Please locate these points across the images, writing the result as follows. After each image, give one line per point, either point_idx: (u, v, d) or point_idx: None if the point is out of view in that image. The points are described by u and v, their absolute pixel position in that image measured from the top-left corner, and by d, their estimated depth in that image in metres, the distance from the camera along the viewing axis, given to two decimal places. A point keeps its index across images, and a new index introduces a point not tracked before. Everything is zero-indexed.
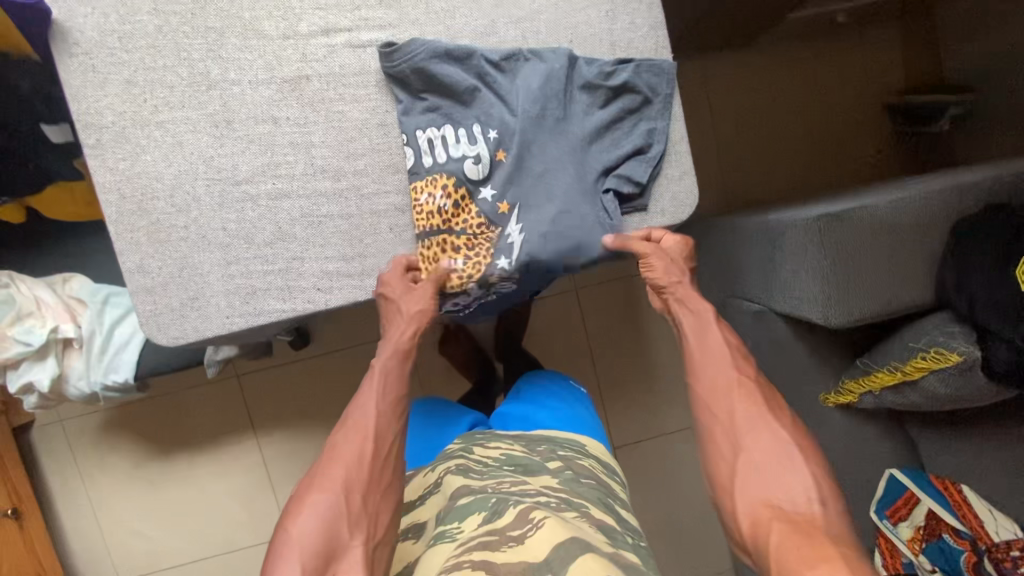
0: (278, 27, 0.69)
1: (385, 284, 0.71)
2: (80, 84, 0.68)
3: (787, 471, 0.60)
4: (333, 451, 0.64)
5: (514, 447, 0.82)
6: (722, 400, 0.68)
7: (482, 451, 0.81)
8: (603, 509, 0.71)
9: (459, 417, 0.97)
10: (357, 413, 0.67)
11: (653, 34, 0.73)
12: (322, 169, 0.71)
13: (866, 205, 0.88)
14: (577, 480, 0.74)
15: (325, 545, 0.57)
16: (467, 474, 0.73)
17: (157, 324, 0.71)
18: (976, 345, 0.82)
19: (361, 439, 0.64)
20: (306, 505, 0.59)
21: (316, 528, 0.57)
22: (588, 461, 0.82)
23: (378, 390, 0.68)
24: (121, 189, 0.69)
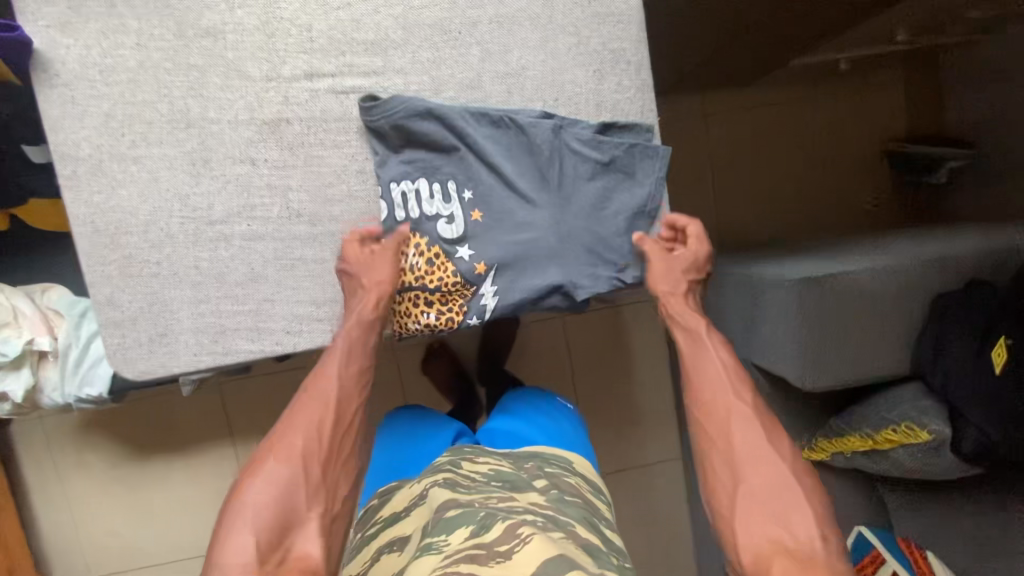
0: (261, 69, 0.69)
1: (345, 260, 0.69)
2: (59, 115, 0.67)
3: (785, 501, 0.56)
4: (291, 420, 0.62)
5: (502, 463, 0.78)
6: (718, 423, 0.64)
7: (469, 466, 0.76)
8: (588, 528, 0.66)
9: (445, 426, 0.92)
10: (317, 384, 0.65)
11: (640, 96, 0.73)
12: (298, 214, 0.71)
13: (849, 272, 0.87)
14: (565, 499, 0.71)
15: (281, 514, 0.56)
16: (456, 487, 0.68)
17: (124, 358, 0.71)
18: (949, 425, 0.81)
19: (322, 411, 0.63)
20: (261, 476, 0.58)
21: (272, 497, 0.56)
22: (574, 479, 0.78)
23: (340, 360, 0.67)
24: (94, 222, 0.69)
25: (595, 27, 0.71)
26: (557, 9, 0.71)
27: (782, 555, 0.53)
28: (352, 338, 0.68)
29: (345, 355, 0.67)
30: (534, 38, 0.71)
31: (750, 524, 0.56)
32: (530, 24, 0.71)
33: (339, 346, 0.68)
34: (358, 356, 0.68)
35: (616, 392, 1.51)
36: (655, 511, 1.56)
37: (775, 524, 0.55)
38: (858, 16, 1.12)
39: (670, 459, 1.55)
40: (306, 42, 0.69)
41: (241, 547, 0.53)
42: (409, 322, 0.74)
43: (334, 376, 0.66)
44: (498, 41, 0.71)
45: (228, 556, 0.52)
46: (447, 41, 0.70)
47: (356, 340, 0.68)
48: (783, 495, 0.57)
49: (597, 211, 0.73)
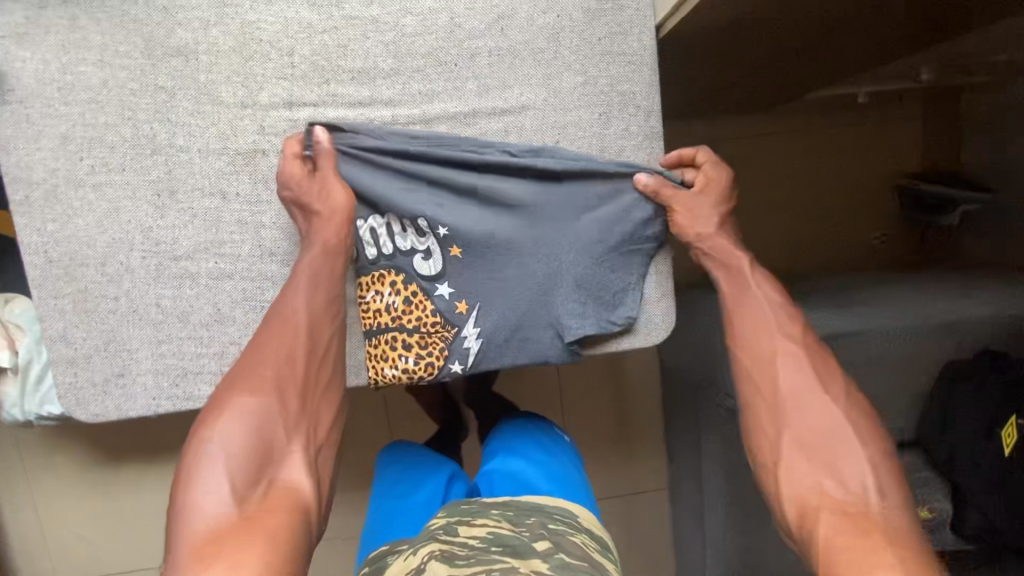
0: (236, 94, 0.63)
1: (288, 180, 0.62)
2: (12, 134, 0.61)
3: (834, 441, 0.53)
4: (257, 353, 0.57)
5: (502, 525, 0.72)
6: (765, 371, 0.61)
7: (465, 531, 0.71)
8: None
9: (436, 470, 0.91)
10: (281, 315, 0.60)
11: (648, 144, 0.68)
12: (271, 252, 0.65)
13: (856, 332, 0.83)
14: (568, 566, 0.64)
15: (258, 445, 0.51)
16: (453, 561, 0.64)
17: (77, 398, 0.66)
18: (949, 500, 0.79)
19: (292, 341, 0.58)
20: (230, 409, 0.52)
21: (246, 427, 0.51)
22: (578, 537, 0.73)
23: (309, 288, 0.62)
24: (48, 252, 0.63)
25: (603, 66, 0.66)
26: (563, 44, 0.65)
27: (829, 508, 0.49)
28: (322, 263, 0.63)
29: (315, 283, 0.62)
30: (537, 75, 0.65)
31: (796, 471, 0.53)
32: (532, 59, 0.65)
33: (306, 271, 0.62)
34: (328, 284, 0.63)
35: (606, 419, 1.47)
36: (639, 540, 1.53)
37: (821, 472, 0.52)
38: (880, 53, 1.06)
39: (657, 489, 1.51)
40: (286, 67, 0.63)
41: (217, 483, 0.47)
42: (385, 367, 0.67)
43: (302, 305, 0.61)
44: (497, 76, 0.65)
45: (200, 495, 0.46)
46: (442, 73, 0.64)
47: (324, 265, 0.63)
48: (834, 440, 0.53)
49: (592, 256, 0.68)
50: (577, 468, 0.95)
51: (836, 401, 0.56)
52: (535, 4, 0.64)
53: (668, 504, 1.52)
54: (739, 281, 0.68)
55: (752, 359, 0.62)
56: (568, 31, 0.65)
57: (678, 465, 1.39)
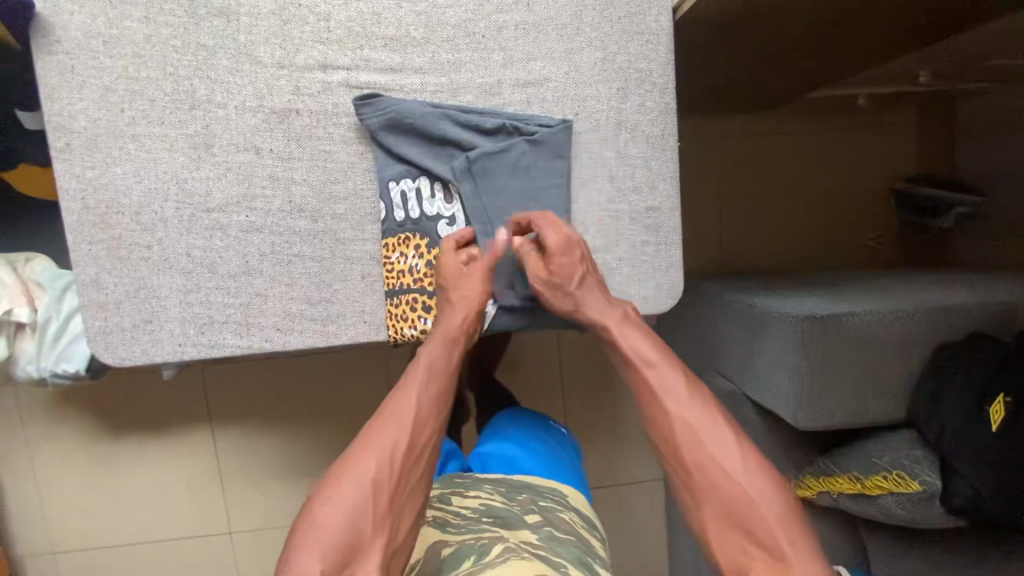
0: (274, 55, 0.66)
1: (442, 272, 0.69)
2: (57, 83, 0.64)
3: (753, 516, 0.54)
4: (366, 438, 0.59)
5: (494, 497, 0.78)
6: (691, 462, 0.57)
7: (459, 502, 0.77)
8: (581, 570, 0.64)
9: None
10: (397, 402, 0.62)
11: (662, 119, 0.71)
12: (300, 209, 0.68)
13: (854, 313, 0.86)
14: (555, 539, 0.69)
15: (348, 538, 0.52)
16: (444, 528, 0.71)
17: (105, 342, 0.68)
18: (938, 475, 0.81)
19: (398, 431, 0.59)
20: (335, 491, 0.55)
21: (343, 517, 0.53)
22: (569, 515, 0.77)
23: (422, 382, 0.63)
24: (85, 199, 0.66)
25: (622, 43, 0.69)
26: (585, 21, 0.69)
27: None
28: (437, 355, 0.66)
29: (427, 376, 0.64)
30: (559, 49, 0.69)
31: (728, 550, 0.54)
32: (556, 34, 0.69)
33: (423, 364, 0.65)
34: (439, 378, 0.64)
35: (605, 408, 1.50)
36: (634, 530, 1.55)
37: (747, 543, 0.54)
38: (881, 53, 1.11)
39: (653, 480, 1.54)
40: (323, 31, 0.66)
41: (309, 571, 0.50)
42: (404, 327, 0.71)
43: (415, 396, 0.62)
44: (522, 48, 0.68)
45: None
46: (469, 44, 0.68)
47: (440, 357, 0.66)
48: (752, 512, 0.54)
49: (610, 231, 0.72)
50: (569, 458, 0.99)
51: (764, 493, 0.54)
52: None
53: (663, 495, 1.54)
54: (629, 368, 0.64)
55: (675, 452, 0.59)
56: (591, 9, 0.68)
57: None
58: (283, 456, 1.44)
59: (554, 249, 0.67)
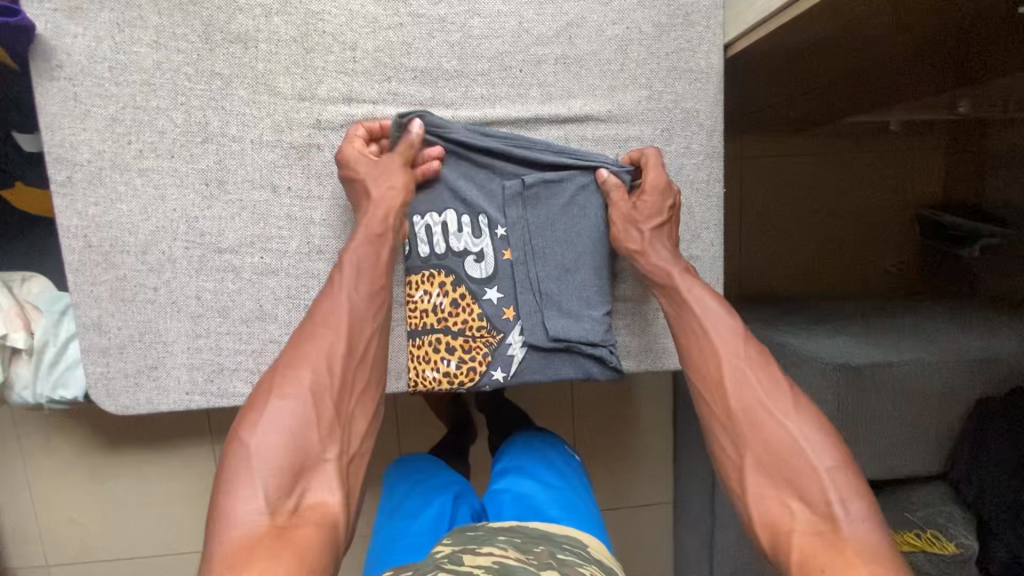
0: (295, 85, 0.61)
1: (348, 164, 0.60)
2: (58, 112, 0.59)
3: (795, 463, 0.50)
4: (296, 353, 0.53)
5: (507, 555, 0.67)
6: (720, 394, 0.55)
7: (468, 560, 0.65)
8: None
9: (444, 488, 0.89)
10: (323, 307, 0.55)
11: (708, 163, 0.66)
12: (319, 250, 0.64)
13: (892, 362, 0.83)
14: None
15: (293, 457, 0.47)
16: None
17: (106, 389, 0.64)
18: (974, 537, 0.79)
19: (331, 341, 0.53)
20: (266, 415, 0.48)
21: (283, 438, 0.47)
22: (591, 568, 0.68)
23: (354, 279, 0.57)
24: (87, 237, 0.61)
25: (669, 81, 0.64)
26: (630, 56, 0.64)
27: (801, 537, 0.47)
28: (368, 249, 0.58)
29: (360, 271, 0.57)
30: (601, 86, 0.64)
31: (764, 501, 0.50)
32: (599, 71, 0.64)
33: (349, 261, 0.57)
34: (372, 274, 0.58)
35: (616, 430, 1.47)
36: (641, 554, 1.53)
37: (790, 497, 0.49)
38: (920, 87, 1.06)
39: (662, 504, 1.51)
40: (348, 61, 0.61)
41: (247, 503, 0.44)
42: (425, 369, 0.65)
43: (346, 296, 0.56)
44: (562, 84, 0.64)
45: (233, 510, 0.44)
46: (505, 79, 0.63)
47: (370, 254, 0.58)
48: (797, 462, 0.50)
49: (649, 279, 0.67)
50: (590, 500, 0.91)
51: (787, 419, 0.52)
52: (605, 15, 0.63)
53: (671, 519, 1.51)
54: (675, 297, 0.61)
55: (701, 381, 0.57)
56: (636, 43, 0.64)
57: (687, 479, 1.39)
58: None
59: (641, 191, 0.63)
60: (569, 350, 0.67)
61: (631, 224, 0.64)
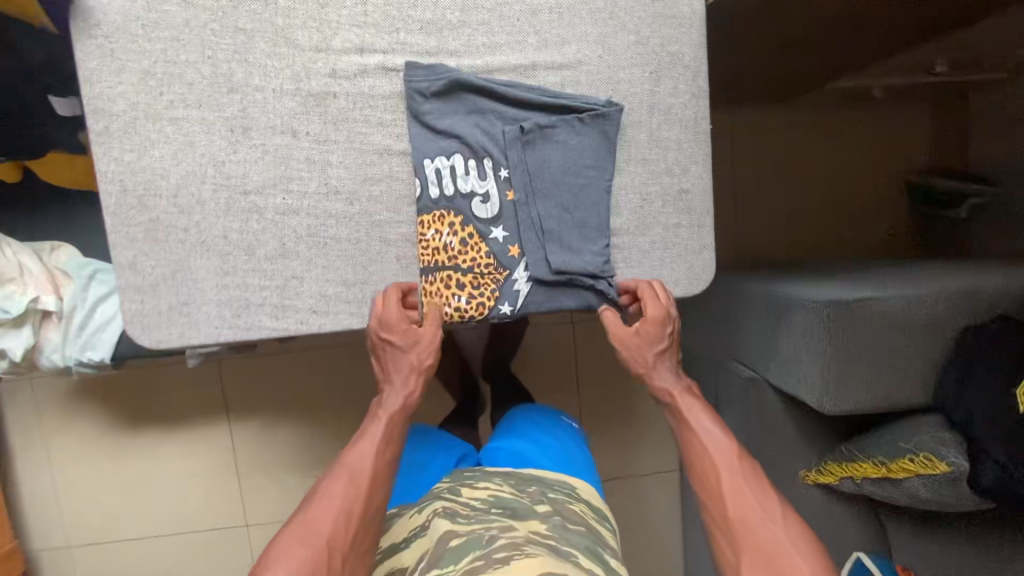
0: (311, 38, 0.66)
1: (383, 329, 0.69)
2: (96, 67, 0.64)
3: (785, 564, 0.58)
4: (320, 504, 0.61)
5: (502, 488, 0.82)
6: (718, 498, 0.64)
7: (468, 493, 0.81)
8: (592, 559, 0.69)
9: (445, 445, 0.99)
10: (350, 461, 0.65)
11: (695, 103, 0.71)
12: (336, 191, 0.69)
13: (878, 298, 0.87)
14: (565, 527, 0.74)
15: None
16: (455, 518, 0.73)
17: (142, 325, 0.68)
18: (966, 458, 0.81)
19: (350, 492, 0.62)
20: (285, 556, 0.57)
21: None
22: (578, 506, 0.82)
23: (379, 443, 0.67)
24: (124, 182, 0.66)
25: (655, 27, 0.70)
26: (619, 5, 0.69)
27: None
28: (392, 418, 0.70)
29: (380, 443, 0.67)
30: (593, 33, 0.69)
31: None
32: (590, 19, 0.69)
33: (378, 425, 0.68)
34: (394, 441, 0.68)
35: (620, 400, 1.51)
36: (649, 522, 1.55)
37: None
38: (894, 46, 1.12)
39: (668, 473, 1.54)
40: (360, 15, 0.67)
41: None
42: (438, 304, 0.71)
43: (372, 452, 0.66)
44: (557, 32, 0.69)
45: None
46: (504, 28, 0.69)
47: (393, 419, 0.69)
48: (786, 561, 0.58)
49: (643, 214, 0.72)
50: (580, 449, 1.01)
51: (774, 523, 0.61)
52: None
53: (678, 488, 1.54)
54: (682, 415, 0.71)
55: (703, 485, 0.66)
56: None
57: None
58: (299, 449, 1.45)
59: (650, 319, 0.70)
60: (571, 282, 0.72)
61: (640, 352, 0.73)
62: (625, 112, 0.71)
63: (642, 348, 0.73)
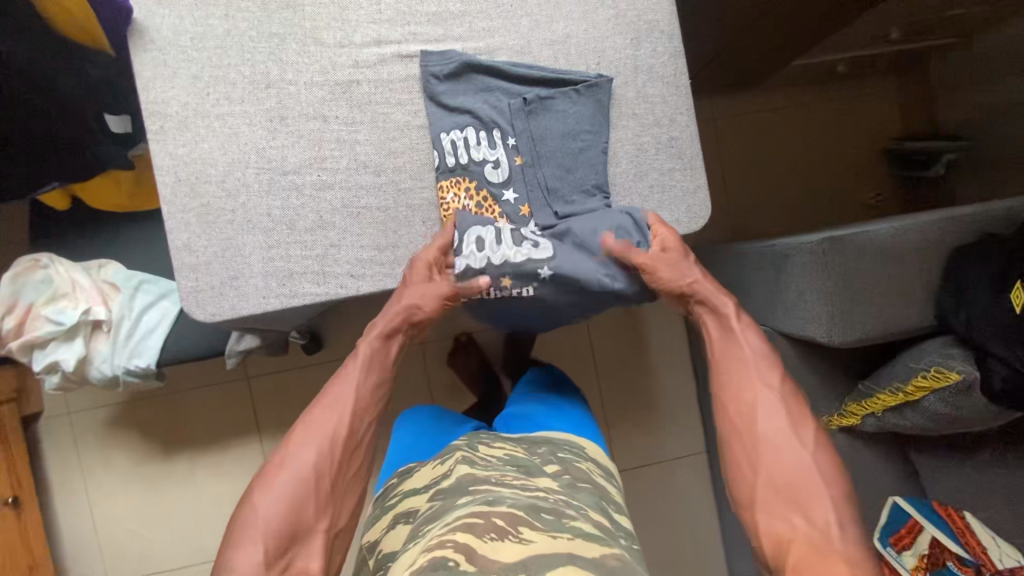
0: (335, 36, 0.77)
1: (413, 271, 0.75)
2: (152, 76, 0.75)
3: (810, 487, 0.62)
4: (303, 437, 0.67)
5: (518, 449, 0.85)
6: (751, 416, 0.68)
7: (485, 450, 0.84)
8: (601, 514, 0.73)
9: (461, 422, 1.01)
10: (333, 395, 0.72)
11: (673, 61, 0.81)
12: (364, 164, 0.77)
13: (867, 229, 0.93)
14: (575, 486, 0.77)
15: (288, 521, 0.61)
16: (474, 464, 0.77)
17: (197, 300, 0.75)
18: (973, 365, 0.86)
19: (334, 427, 0.69)
20: (273, 485, 0.63)
21: (284, 506, 0.62)
22: (585, 464, 0.85)
23: (357, 380, 0.73)
24: (178, 172, 0.75)
25: (630, 1, 0.80)
26: None
27: (801, 543, 0.58)
28: (371, 351, 0.76)
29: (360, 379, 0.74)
30: (577, 11, 0.80)
31: (772, 515, 0.61)
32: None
33: (359, 359, 0.75)
34: (375, 375, 0.75)
35: (640, 385, 1.54)
36: (684, 509, 1.54)
37: (792, 512, 0.61)
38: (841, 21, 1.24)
39: (697, 454, 1.55)
40: (376, 13, 0.77)
41: (248, 555, 0.59)
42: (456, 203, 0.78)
43: (354, 387, 0.73)
44: (546, 12, 0.79)
45: (236, 556, 0.59)
46: (500, 13, 0.79)
47: (377, 356, 0.77)
48: (806, 485, 0.62)
49: (639, 161, 0.80)
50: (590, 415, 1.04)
51: (806, 447, 0.65)
52: None
53: (708, 469, 1.54)
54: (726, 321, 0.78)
55: (732, 397, 0.71)
56: None
57: (715, 418, 1.45)
58: None
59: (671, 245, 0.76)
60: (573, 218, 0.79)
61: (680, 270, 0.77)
62: (612, 73, 0.80)
63: (683, 264, 0.77)
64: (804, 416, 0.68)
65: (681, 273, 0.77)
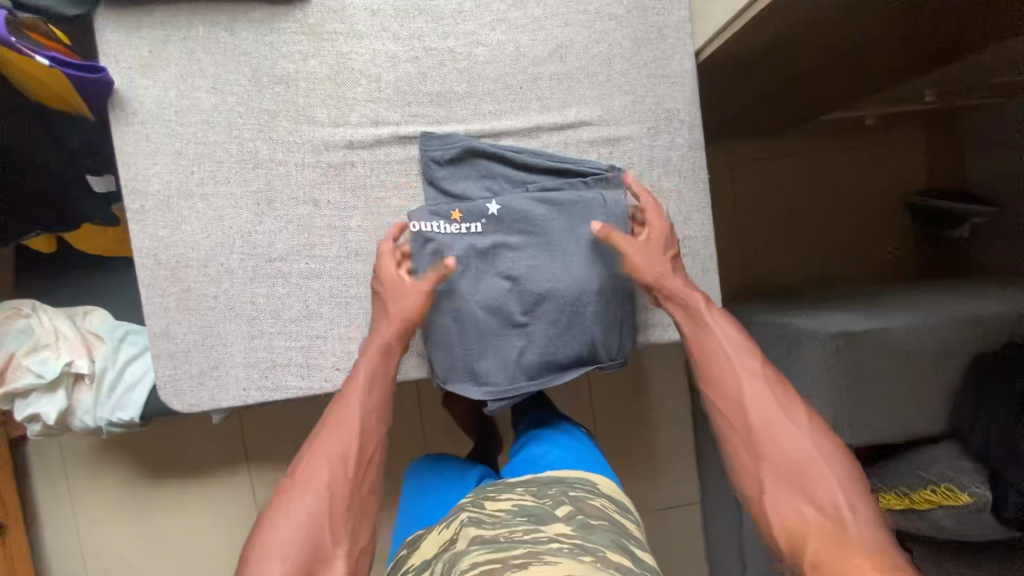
0: (330, 114, 0.71)
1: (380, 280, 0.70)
2: (133, 151, 0.70)
3: (811, 476, 0.58)
4: (313, 459, 0.62)
5: (524, 497, 0.73)
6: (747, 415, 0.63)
7: (492, 506, 0.72)
8: (619, 554, 0.61)
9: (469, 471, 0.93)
10: (339, 415, 0.65)
11: (691, 154, 0.75)
12: (356, 253, 0.73)
13: (886, 328, 0.88)
14: (589, 526, 0.65)
15: (306, 545, 0.55)
16: (480, 523, 0.67)
17: (175, 389, 0.72)
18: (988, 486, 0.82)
19: (343, 446, 0.63)
20: (286, 513, 0.57)
21: (298, 532, 0.55)
22: (600, 501, 0.73)
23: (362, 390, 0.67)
24: (157, 255, 0.71)
25: (649, 87, 0.74)
26: (614, 68, 0.74)
27: (815, 535, 0.54)
28: (373, 363, 0.69)
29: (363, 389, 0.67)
30: (592, 95, 0.74)
31: (779, 509, 0.57)
32: (588, 82, 0.74)
33: (363, 372, 0.68)
34: (380, 384, 0.68)
35: (638, 434, 1.50)
36: (676, 559, 1.52)
37: (801, 501, 0.56)
38: (868, 84, 1.17)
39: (691, 506, 1.52)
40: (374, 91, 0.72)
41: None
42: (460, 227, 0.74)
43: (356, 404, 0.66)
44: (557, 96, 0.74)
45: None
46: (509, 96, 0.73)
47: (379, 367, 0.69)
48: (809, 471, 0.58)
49: None
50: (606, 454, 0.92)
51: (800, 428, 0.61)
52: (589, 36, 0.74)
53: (702, 521, 1.52)
54: (698, 317, 0.70)
55: (721, 397, 0.66)
56: (619, 57, 0.74)
57: (712, 475, 1.42)
58: None
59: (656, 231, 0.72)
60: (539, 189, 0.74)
61: (659, 255, 0.71)
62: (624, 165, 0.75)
63: (659, 253, 0.72)
64: (791, 399, 0.63)
65: (655, 261, 0.71)
